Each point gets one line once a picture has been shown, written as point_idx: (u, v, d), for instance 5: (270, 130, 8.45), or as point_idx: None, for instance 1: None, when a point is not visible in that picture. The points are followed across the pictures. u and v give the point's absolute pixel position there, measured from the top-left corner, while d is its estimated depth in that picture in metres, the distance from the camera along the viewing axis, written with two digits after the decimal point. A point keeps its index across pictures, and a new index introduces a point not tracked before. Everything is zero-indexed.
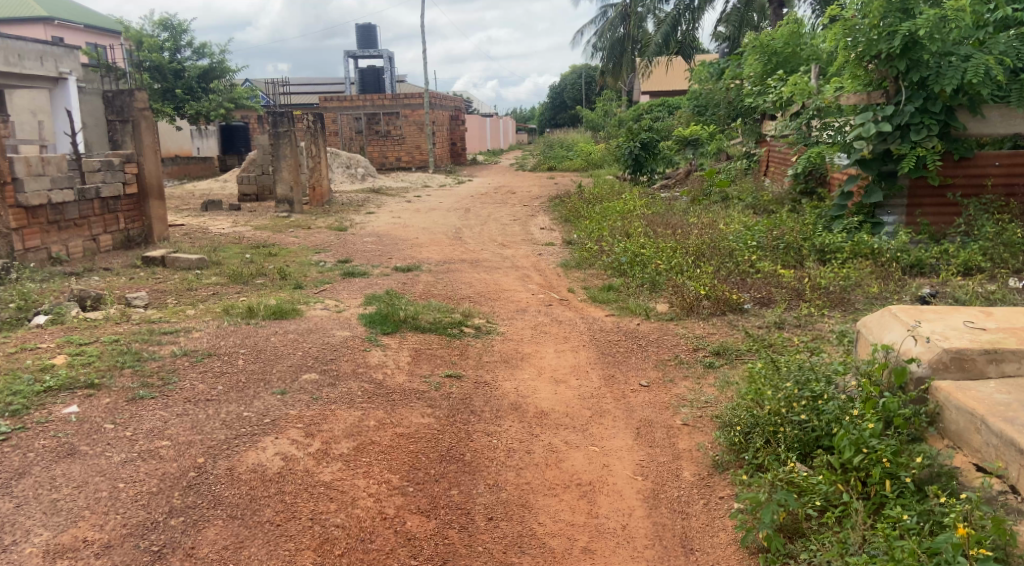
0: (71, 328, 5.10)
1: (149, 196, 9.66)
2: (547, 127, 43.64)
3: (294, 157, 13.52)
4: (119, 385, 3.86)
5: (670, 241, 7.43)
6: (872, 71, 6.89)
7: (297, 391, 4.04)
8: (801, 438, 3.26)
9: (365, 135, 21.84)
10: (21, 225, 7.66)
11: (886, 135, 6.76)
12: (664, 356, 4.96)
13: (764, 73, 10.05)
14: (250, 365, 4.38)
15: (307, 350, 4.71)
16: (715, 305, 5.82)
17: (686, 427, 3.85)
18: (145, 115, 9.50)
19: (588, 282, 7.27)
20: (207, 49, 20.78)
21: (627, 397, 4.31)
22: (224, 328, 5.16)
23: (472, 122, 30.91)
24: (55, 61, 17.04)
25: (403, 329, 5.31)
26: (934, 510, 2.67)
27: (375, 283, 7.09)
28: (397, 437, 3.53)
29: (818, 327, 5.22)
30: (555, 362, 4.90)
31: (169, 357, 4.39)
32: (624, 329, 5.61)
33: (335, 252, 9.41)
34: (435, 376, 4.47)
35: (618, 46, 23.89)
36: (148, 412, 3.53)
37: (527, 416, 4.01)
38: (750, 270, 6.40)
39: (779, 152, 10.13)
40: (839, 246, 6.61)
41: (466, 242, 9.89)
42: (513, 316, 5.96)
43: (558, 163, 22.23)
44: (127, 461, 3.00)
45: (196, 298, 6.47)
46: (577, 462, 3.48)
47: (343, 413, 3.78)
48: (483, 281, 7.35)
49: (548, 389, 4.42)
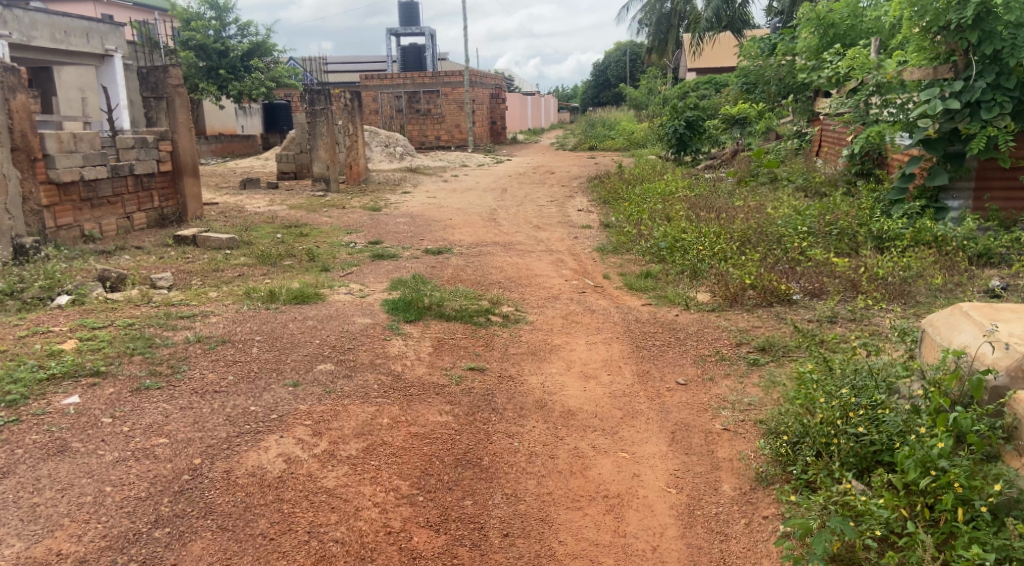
0: (89, 310, 4.96)
1: (183, 173, 9.56)
2: (589, 105, 42.94)
3: (330, 136, 13.26)
4: (126, 373, 3.69)
5: (713, 225, 7.04)
6: (940, 43, 6.40)
7: (311, 383, 3.83)
8: (857, 452, 2.94)
9: (405, 114, 21.64)
10: (53, 203, 7.59)
11: (954, 112, 6.30)
12: (704, 351, 4.63)
13: (819, 48, 9.54)
14: (264, 354, 4.17)
15: (325, 338, 4.50)
16: (761, 296, 5.47)
17: (727, 433, 3.54)
18: (181, 92, 9.38)
19: (626, 268, 6.93)
20: (250, 26, 20.76)
21: (662, 396, 4.00)
22: (242, 313, 4.96)
23: (512, 100, 30.44)
24: (101, 39, 17.07)
25: (427, 317, 5.08)
26: (1015, 546, 2.32)
27: (403, 266, 6.86)
28: (411, 438, 3.29)
29: (875, 322, 4.84)
30: (585, 356, 4.61)
31: (182, 343, 4.20)
32: (661, 320, 5.28)
33: (366, 233, 9.21)
34: (457, 368, 4.23)
35: (665, 22, 23.31)
36: (151, 404, 3.34)
37: (552, 415, 3.73)
38: (800, 258, 6.01)
39: (834, 132, 9.61)
40: (898, 233, 6.18)
41: (500, 223, 9.62)
42: (543, 304, 5.67)
43: (600, 143, 21.77)
44: (119, 461, 2.81)
45: (221, 279, 6.30)
46: (604, 470, 3.20)
47: (356, 409, 3.55)
48: (514, 265, 7.07)
49: (576, 385, 4.14)
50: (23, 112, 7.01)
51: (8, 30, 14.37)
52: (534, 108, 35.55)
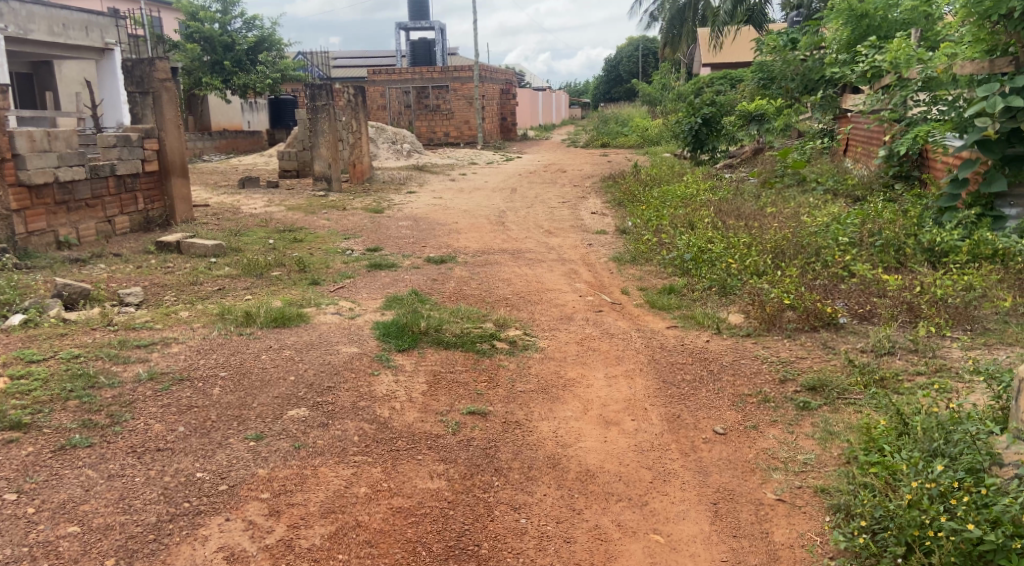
0: (35, 336, 4.31)
1: (171, 173, 8.92)
2: (601, 102, 42.21)
3: (333, 134, 12.64)
4: (53, 425, 3.08)
5: (743, 234, 6.33)
6: (998, 34, 5.71)
7: (277, 435, 3.19)
8: (961, 552, 2.33)
9: (413, 109, 21.00)
10: (24, 207, 6.99)
11: (1016, 110, 5.54)
12: (744, 390, 3.95)
13: (851, 42, 8.80)
14: (226, 396, 3.52)
15: (301, 373, 3.85)
16: (803, 318, 4.79)
17: (782, 506, 2.91)
18: (167, 86, 8.72)
19: (645, 282, 6.26)
20: (257, 20, 20.12)
21: (697, 451, 3.35)
22: (210, 340, 4.32)
23: (522, 95, 29.71)
24: (101, 32, 16.48)
25: (422, 343, 4.44)
26: None
27: (401, 279, 6.22)
28: (391, 516, 2.68)
29: (941, 354, 4.16)
30: (605, 395, 3.94)
31: (131, 382, 3.57)
32: (689, 348, 4.60)
33: (365, 238, 8.58)
34: (454, 414, 3.57)
35: (678, 17, 22.67)
36: (72, 469, 2.73)
37: (567, 477, 3.10)
38: (844, 274, 5.28)
39: (865, 131, 8.91)
40: (953, 246, 5.43)
41: (509, 228, 8.95)
42: (555, 327, 5.01)
43: (612, 140, 21.05)
44: (10, 562, 2.27)
45: (198, 295, 5.68)
46: (634, 562, 2.62)
47: (328, 473, 2.93)
48: (523, 277, 6.42)
49: (595, 435, 3.49)
50: None
51: (4, 22, 13.81)
52: (545, 103, 34.80)
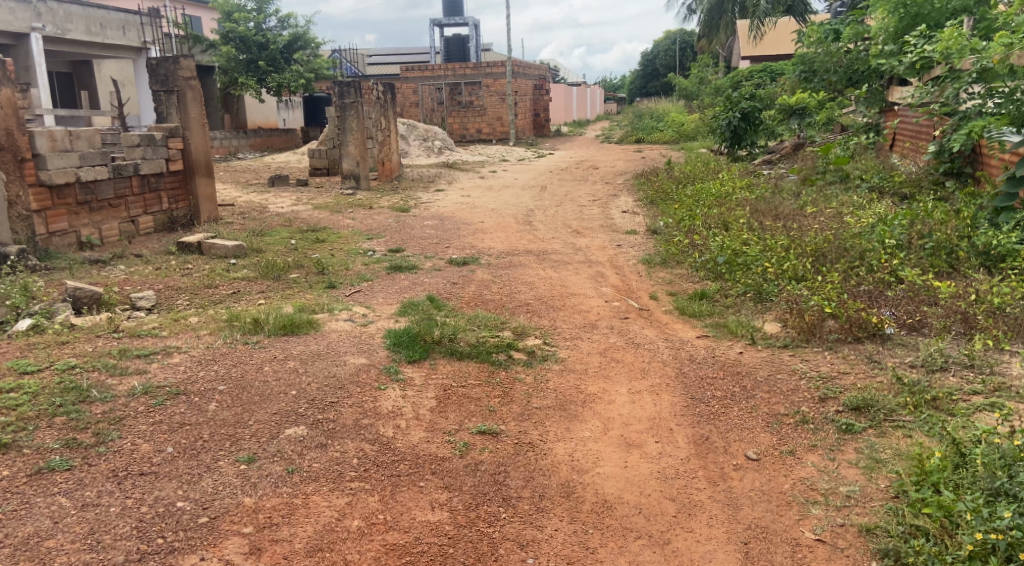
0: (35, 344, 4.16)
1: (195, 172, 8.81)
2: (637, 97, 41.56)
3: (361, 131, 12.48)
4: (35, 444, 2.92)
5: (781, 236, 5.96)
6: None
7: (270, 458, 2.97)
8: None
9: (446, 106, 20.80)
10: (45, 207, 6.92)
11: None
12: (780, 410, 3.63)
13: (898, 32, 8.29)
14: (222, 413, 3.31)
15: (303, 388, 3.62)
16: (845, 329, 4.43)
17: (822, 548, 2.63)
18: (193, 85, 8.60)
19: (675, 286, 5.93)
20: (291, 19, 20.06)
21: (726, 480, 3.05)
22: (214, 349, 4.12)
23: (556, 91, 29.32)
24: (138, 31, 16.52)
25: (434, 354, 4.20)
26: None
27: (420, 283, 5.99)
28: (384, 556, 2.50)
29: (1000, 372, 3.77)
30: (627, 413, 3.65)
31: (124, 397, 3.38)
32: (722, 360, 4.27)
33: (388, 238, 8.37)
34: (463, 434, 3.32)
35: (716, 8, 22.07)
36: (44, 498, 2.62)
37: (582, 509, 2.84)
38: (891, 280, 4.89)
39: (914, 126, 8.41)
40: (1010, 249, 4.98)
41: (535, 228, 8.68)
42: (577, 336, 4.73)
43: (647, 135, 20.58)
44: None
45: (211, 299, 5.52)
46: None
47: (321, 503, 2.73)
48: (547, 280, 6.14)
49: (614, 459, 3.21)
50: (8, 107, 6.43)
51: (42, 22, 13.93)
52: (580, 98, 34.36)
